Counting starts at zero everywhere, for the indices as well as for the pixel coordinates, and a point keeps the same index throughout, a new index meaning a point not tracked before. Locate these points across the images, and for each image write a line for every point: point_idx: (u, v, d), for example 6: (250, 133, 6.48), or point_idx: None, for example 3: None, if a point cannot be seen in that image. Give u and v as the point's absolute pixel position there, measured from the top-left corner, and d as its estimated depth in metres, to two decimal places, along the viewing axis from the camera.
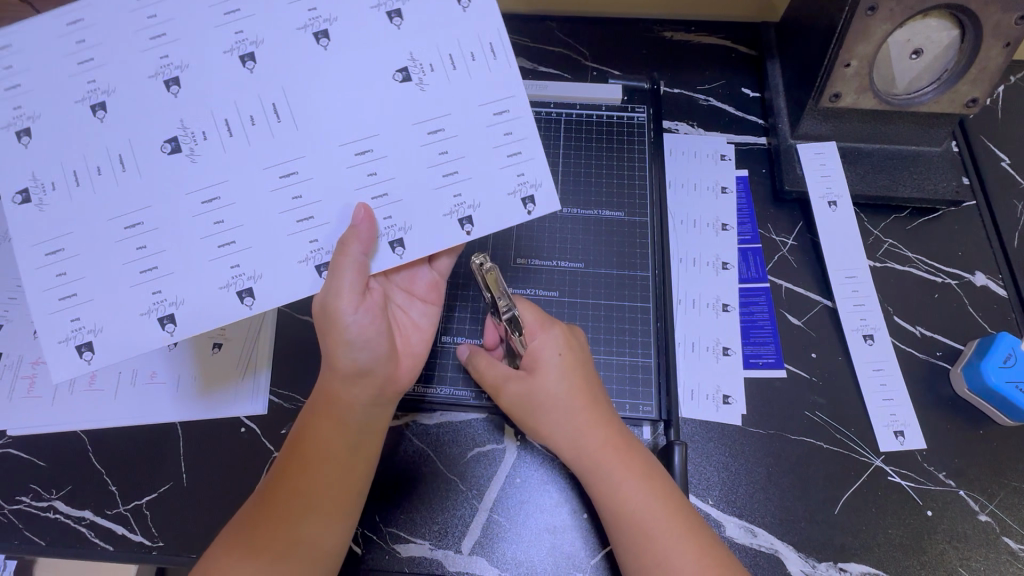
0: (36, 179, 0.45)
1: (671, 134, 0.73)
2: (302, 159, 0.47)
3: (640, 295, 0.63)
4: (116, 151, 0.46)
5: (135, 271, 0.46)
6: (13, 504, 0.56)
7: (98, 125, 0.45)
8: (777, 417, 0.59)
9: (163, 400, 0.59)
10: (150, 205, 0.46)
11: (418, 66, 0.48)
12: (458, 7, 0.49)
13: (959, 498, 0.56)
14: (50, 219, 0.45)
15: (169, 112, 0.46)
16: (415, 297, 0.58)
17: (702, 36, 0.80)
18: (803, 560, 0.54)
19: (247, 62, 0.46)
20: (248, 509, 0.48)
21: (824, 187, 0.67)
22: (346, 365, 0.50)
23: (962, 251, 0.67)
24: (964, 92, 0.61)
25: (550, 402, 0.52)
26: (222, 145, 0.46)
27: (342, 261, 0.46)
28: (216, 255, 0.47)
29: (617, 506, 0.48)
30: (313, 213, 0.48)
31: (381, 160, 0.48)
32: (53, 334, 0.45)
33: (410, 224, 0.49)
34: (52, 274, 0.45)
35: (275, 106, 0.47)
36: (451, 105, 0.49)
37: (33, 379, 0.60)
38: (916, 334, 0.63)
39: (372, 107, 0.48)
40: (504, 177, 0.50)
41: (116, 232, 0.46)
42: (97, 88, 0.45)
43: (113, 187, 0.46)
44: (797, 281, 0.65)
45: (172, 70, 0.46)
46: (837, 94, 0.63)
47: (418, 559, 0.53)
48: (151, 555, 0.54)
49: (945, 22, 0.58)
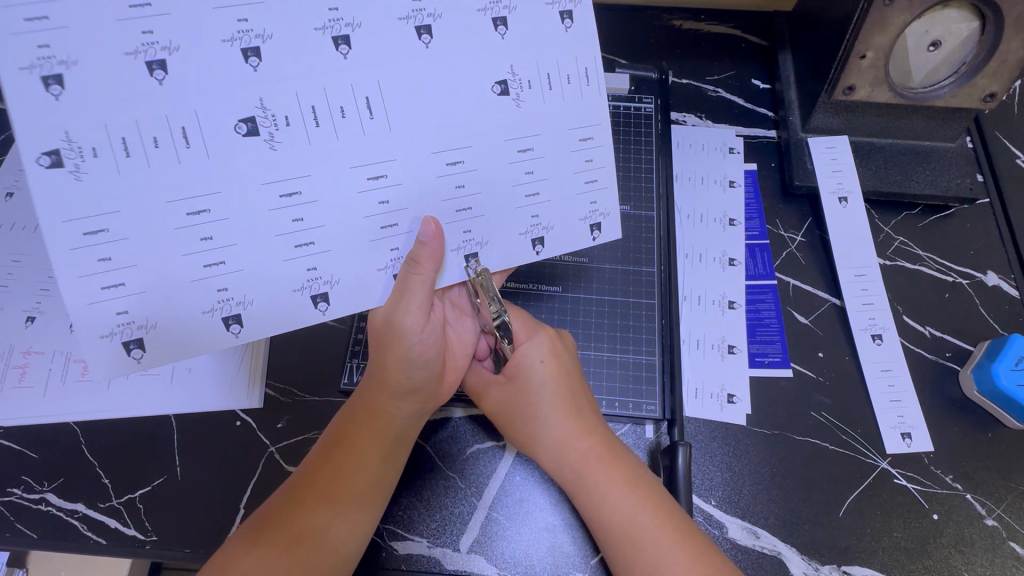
0: (71, 140, 0.39)
1: (679, 126, 0.71)
2: (392, 162, 0.45)
3: (645, 290, 0.62)
4: (178, 123, 0.40)
5: (198, 264, 0.43)
6: (5, 496, 0.55)
7: (156, 88, 0.39)
8: (783, 417, 0.58)
9: (166, 391, 0.58)
10: (218, 192, 0.42)
11: (517, 81, 0.46)
12: (561, 27, 0.47)
13: (966, 502, 0.55)
14: (90, 190, 0.40)
15: (245, 88, 0.41)
16: (461, 312, 0.58)
17: (711, 25, 0.78)
18: (806, 563, 0.53)
19: (340, 45, 0.42)
20: (270, 507, 0.47)
21: (835, 182, 0.65)
22: (401, 381, 0.50)
23: (973, 250, 0.65)
24: (982, 86, 0.60)
25: (530, 410, 0.51)
26: (307, 136, 0.43)
27: (415, 280, 0.47)
28: (292, 255, 0.45)
29: (605, 516, 0.48)
30: (396, 220, 0.47)
31: (471, 174, 0.47)
32: (94, 328, 0.42)
33: (488, 241, 0.50)
34: (95, 259, 0.41)
35: (368, 100, 0.43)
36: (542, 127, 0.48)
37: (26, 369, 0.59)
38: (925, 334, 0.61)
39: (467, 117, 0.46)
40: (579, 205, 0.52)
41: (176, 218, 0.42)
42: (155, 42, 0.39)
43: (174, 165, 0.41)
44: (804, 279, 0.64)
45: (252, 39, 0.40)
46: (851, 87, 0.61)
47: (416, 557, 0.52)
48: (144, 549, 0.53)
49: (966, 13, 0.56)
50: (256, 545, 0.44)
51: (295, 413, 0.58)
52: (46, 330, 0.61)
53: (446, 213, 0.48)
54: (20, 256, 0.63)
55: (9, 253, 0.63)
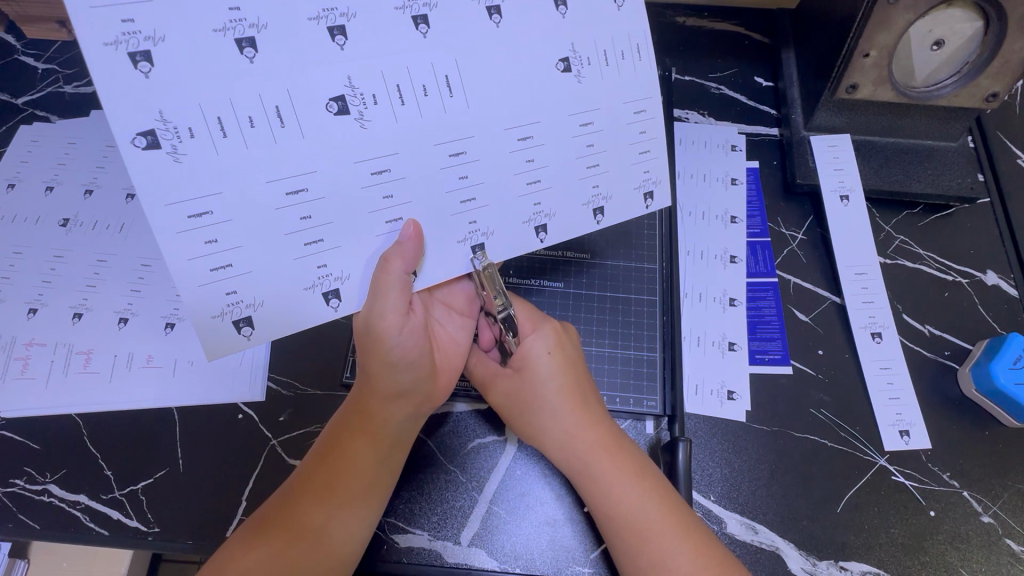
0: (166, 121, 0.38)
1: (682, 123, 0.71)
2: (471, 138, 0.45)
3: (647, 287, 0.62)
4: (273, 103, 0.40)
5: (300, 243, 0.43)
6: (7, 487, 0.55)
7: (247, 66, 0.39)
8: (783, 414, 0.58)
9: (169, 384, 0.59)
10: (314, 170, 0.42)
11: (578, 57, 0.47)
12: (613, 7, 0.47)
13: (962, 499, 0.55)
14: (192, 171, 0.39)
15: (335, 67, 0.41)
16: (453, 311, 0.58)
17: (715, 22, 0.78)
18: (804, 558, 0.53)
19: (419, 25, 0.42)
20: (262, 515, 0.47)
21: (837, 180, 0.66)
22: (389, 383, 0.50)
23: (973, 249, 0.66)
24: (985, 86, 0.60)
25: (539, 401, 0.51)
26: (393, 115, 0.43)
27: (386, 281, 0.45)
28: (383, 230, 0.45)
29: (613, 504, 0.48)
30: (474, 194, 0.47)
31: (540, 148, 0.48)
32: (206, 309, 0.42)
33: (555, 212, 0.50)
34: (202, 242, 0.41)
35: (448, 79, 0.44)
36: (600, 103, 0.48)
37: (28, 361, 0.59)
38: (925, 333, 0.62)
39: (527, 98, 0.46)
40: (632, 174, 0.52)
41: (277, 198, 0.42)
42: (243, 19, 0.38)
43: (272, 146, 0.40)
44: (805, 276, 0.64)
45: (337, 18, 0.40)
46: (854, 86, 0.61)
47: (417, 550, 0.53)
48: (146, 541, 0.53)
49: (971, 12, 0.56)
50: (256, 540, 0.45)
51: (298, 405, 0.58)
52: (48, 323, 0.61)
53: (517, 187, 0.48)
54: (22, 247, 0.64)
55: (11, 245, 0.64)
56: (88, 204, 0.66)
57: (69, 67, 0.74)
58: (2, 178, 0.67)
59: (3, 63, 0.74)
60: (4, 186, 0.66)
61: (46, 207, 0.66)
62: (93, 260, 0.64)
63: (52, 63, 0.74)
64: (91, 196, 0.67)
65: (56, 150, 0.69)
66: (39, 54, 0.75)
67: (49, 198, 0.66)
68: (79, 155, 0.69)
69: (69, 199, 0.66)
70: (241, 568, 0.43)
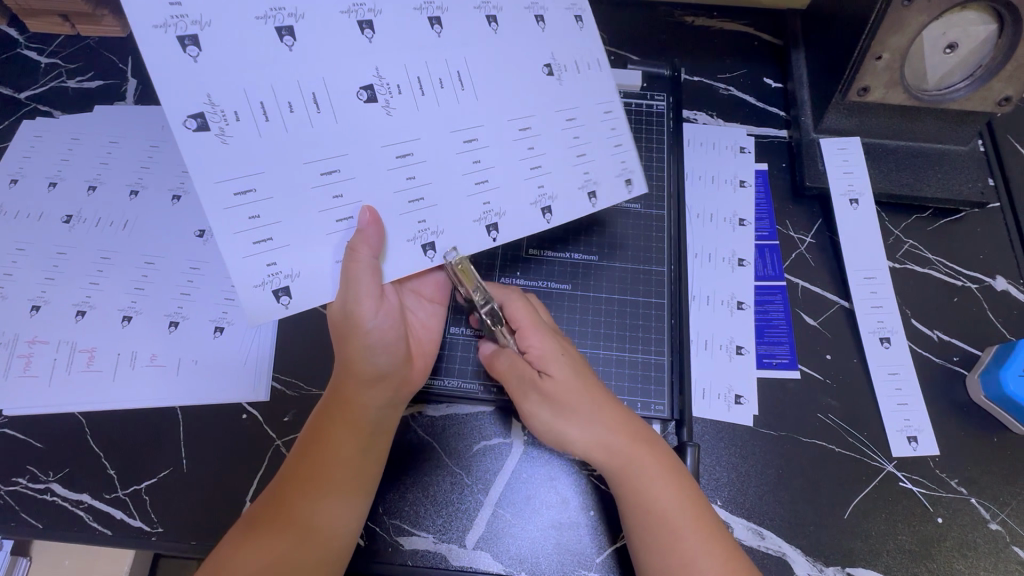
0: (214, 104, 0.41)
1: (690, 124, 0.71)
2: (481, 127, 0.49)
3: (655, 289, 0.62)
4: (310, 89, 0.44)
5: (332, 219, 0.45)
6: (10, 486, 0.55)
7: (287, 52, 0.43)
8: (790, 418, 0.58)
9: (172, 384, 0.58)
10: (345, 152, 0.45)
11: (559, 65, 0.52)
12: (578, 26, 0.54)
13: (970, 506, 0.55)
14: (235, 152, 0.42)
15: (363, 60, 0.45)
16: (424, 299, 0.59)
17: (724, 22, 0.77)
18: (810, 564, 0.53)
19: (434, 25, 0.48)
20: (253, 513, 0.47)
21: (847, 183, 0.65)
22: (367, 366, 0.51)
23: (983, 254, 0.65)
24: (998, 90, 0.59)
25: (569, 399, 0.50)
26: (415, 104, 0.47)
27: (355, 270, 0.44)
28: (406, 210, 0.47)
29: (652, 501, 0.47)
30: (488, 177, 0.50)
31: (538, 137, 0.51)
32: (249, 279, 0.43)
33: (557, 195, 0.52)
34: (245, 217, 0.43)
35: (460, 74, 0.49)
36: (580, 101, 0.53)
37: (31, 359, 0.59)
38: (934, 338, 0.61)
39: (522, 94, 0.51)
40: (615, 162, 0.54)
41: (312, 177, 0.44)
42: (283, 10, 0.43)
43: (308, 128, 0.44)
44: (814, 280, 0.64)
45: (365, 13, 0.46)
46: (865, 88, 0.61)
47: (422, 553, 0.52)
48: (150, 541, 0.53)
49: (984, 15, 0.55)
50: (249, 537, 0.45)
51: (301, 406, 0.58)
52: (51, 320, 0.60)
53: (522, 171, 0.51)
54: (24, 244, 0.63)
55: (14, 241, 0.63)
56: (91, 201, 0.66)
57: (72, 62, 0.73)
58: (5, 174, 0.66)
59: (6, 58, 0.74)
60: (6, 182, 0.66)
61: (49, 203, 0.65)
62: (97, 257, 0.63)
63: (55, 57, 0.74)
64: (94, 193, 0.66)
65: (59, 146, 0.69)
66: (42, 47, 0.74)
67: (51, 194, 0.66)
68: (82, 151, 0.68)
69: (72, 195, 0.66)
70: (236, 566, 0.43)
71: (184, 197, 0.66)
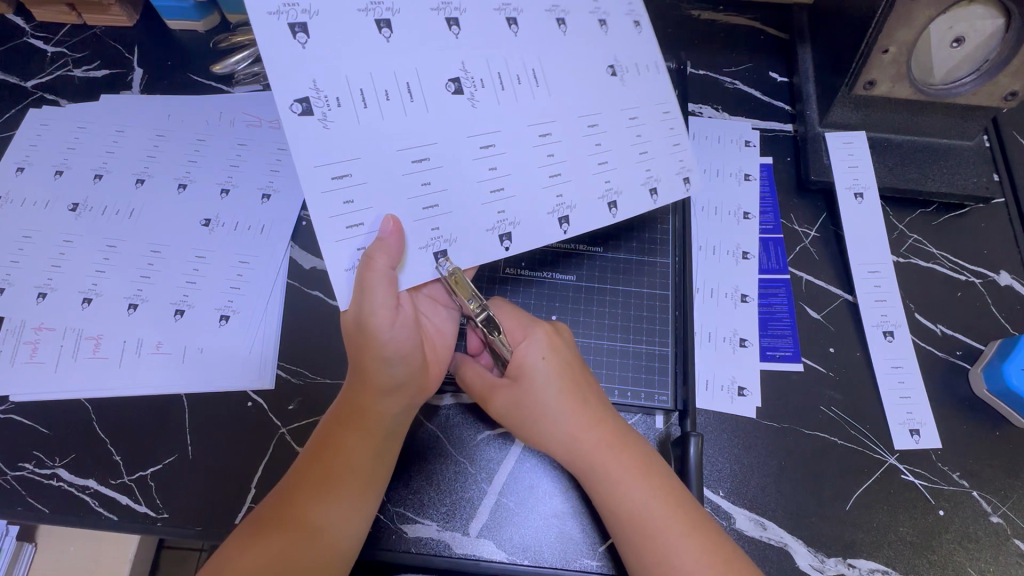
0: (319, 90, 0.44)
1: (695, 117, 0.71)
2: (555, 122, 0.51)
3: (659, 281, 0.62)
4: (405, 79, 0.46)
5: (419, 207, 0.46)
6: (17, 471, 0.55)
7: (384, 44, 0.46)
8: (793, 410, 0.58)
9: (176, 371, 0.58)
10: (435, 142, 0.47)
11: (621, 66, 0.54)
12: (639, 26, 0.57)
13: (972, 499, 0.55)
14: (335, 138, 0.44)
15: (451, 55, 0.48)
16: (439, 303, 0.56)
17: (731, 16, 0.77)
18: (812, 555, 0.53)
19: (511, 25, 0.51)
20: (259, 514, 0.47)
21: (852, 177, 0.65)
22: (383, 378, 0.49)
23: (987, 250, 0.65)
24: (1004, 85, 0.59)
25: (538, 409, 0.50)
26: (496, 97, 0.49)
27: (370, 279, 0.44)
28: (487, 199, 0.48)
29: (612, 501, 0.48)
30: (560, 171, 0.51)
31: (604, 135, 0.53)
32: (339, 262, 0.44)
33: (622, 189, 0.53)
34: (340, 202, 0.44)
35: (535, 72, 0.51)
36: (637, 100, 0.54)
37: (37, 345, 0.59)
38: (935, 332, 0.62)
39: (589, 93, 0.52)
40: (669, 161, 0.55)
41: (403, 165, 0.46)
42: (381, 3, 0.46)
43: (401, 117, 0.46)
44: (818, 273, 0.64)
45: (451, 11, 0.49)
46: (871, 82, 0.61)
47: (425, 540, 0.53)
48: (156, 526, 0.53)
49: (991, 9, 0.55)
50: (254, 537, 0.45)
51: (306, 394, 0.58)
52: (59, 307, 0.61)
53: (590, 166, 0.52)
54: (31, 231, 0.63)
55: (21, 228, 0.63)
56: (97, 189, 0.66)
57: (79, 50, 0.74)
58: (11, 162, 0.67)
59: (12, 46, 0.74)
60: (13, 170, 0.66)
61: (56, 192, 0.65)
62: (104, 246, 0.63)
63: (61, 46, 0.74)
64: (100, 180, 0.66)
65: (64, 134, 0.69)
66: (49, 36, 0.74)
67: (58, 182, 0.66)
68: (89, 140, 0.68)
69: (78, 184, 0.66)
70: (238, 568, 0.43)
71: (191, 186, 0.66)
